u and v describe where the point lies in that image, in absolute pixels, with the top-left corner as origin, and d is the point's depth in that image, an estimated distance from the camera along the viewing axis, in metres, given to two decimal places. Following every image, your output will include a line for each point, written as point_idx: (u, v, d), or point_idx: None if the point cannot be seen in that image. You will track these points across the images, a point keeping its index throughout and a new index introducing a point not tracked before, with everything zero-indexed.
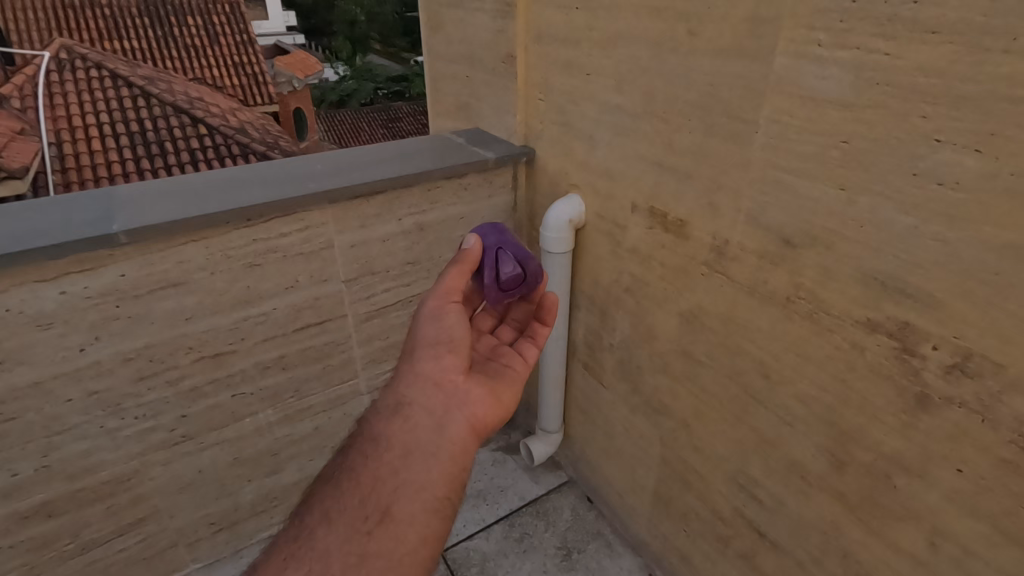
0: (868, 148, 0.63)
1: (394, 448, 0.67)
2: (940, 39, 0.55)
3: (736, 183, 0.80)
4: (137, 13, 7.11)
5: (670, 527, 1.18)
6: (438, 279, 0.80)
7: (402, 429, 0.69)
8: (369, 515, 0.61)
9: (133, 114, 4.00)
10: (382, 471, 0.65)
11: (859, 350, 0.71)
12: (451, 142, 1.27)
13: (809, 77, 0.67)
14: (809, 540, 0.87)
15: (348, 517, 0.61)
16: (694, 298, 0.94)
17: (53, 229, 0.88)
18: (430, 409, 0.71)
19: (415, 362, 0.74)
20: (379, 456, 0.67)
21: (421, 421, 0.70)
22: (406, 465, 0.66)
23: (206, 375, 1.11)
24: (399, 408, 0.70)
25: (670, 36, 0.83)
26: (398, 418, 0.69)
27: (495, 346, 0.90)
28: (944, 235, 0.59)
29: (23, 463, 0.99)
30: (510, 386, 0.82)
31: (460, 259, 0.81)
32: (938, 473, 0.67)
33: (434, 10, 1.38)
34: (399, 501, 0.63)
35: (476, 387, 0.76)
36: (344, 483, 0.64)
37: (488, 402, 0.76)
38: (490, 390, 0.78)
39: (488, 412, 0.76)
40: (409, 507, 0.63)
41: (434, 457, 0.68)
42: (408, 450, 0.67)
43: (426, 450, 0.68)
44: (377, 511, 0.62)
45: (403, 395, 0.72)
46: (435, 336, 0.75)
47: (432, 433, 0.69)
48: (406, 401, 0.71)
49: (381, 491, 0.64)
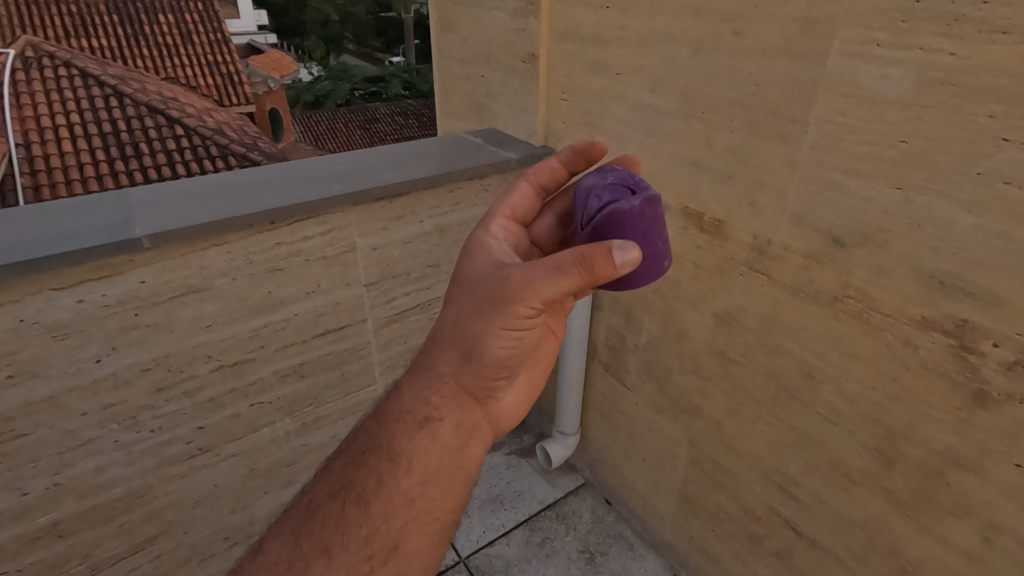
0: (930, 147, 0.63)
1: (413, 474, 0.63)
2: (1011, 39, 0.56)
3: (781, 183, 0.80)
4: (104, 11, 6.89)
5: (698, 528, 1.18)
6: (539, 281, 0.58)
7: (428, 451, 0.64)
8: (375, 553, 0.58)
9: (106, 114, 3.87)
10: (396, 502, 0.61)
11: (913, 348, 0.71)
12: (468, 143, 1.25)
13: (865, 77, 0.67)
14: (852, 537, 0.88)
15: (350, 556, 0.58)
16: (731, 298, 0.94)
17: (68, 236, 0.83)
18: (462, 430, 0.66)
19: (461, 373, 0.66)
20: (396, 482, 0.62)
21: (451, 445, 0.65)
22: (423, 495, 0.62)
23: (226, 385, 1.06)
24: (427, 423, 0.65)
25: (712, 35, 0.83)
26: (425, 436, 0.64)
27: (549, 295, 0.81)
28: (1009, 234, 0.60)
29: (34, 482, 0.94)
30: (544, 374, 0.78)
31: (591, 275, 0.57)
32: (995, 469, 0.68)
33: (446, 8, 1.36)
34: (407, 536, 0.60)
35: (513, 396, 0.72)
36: (350, 510, 0.60)
37: (520, 410, 0.74)
38: (526, 392, 0.75)
39: (514, 422, 0.74)
40: (418, 542, 0.61)
41: (454, 483, 0.65)
42: (429, 477, 0.63)
43: (447, 476, 0.64)
44: (383, 549, 0.59)
45: (437, 408, 0.66)
46: (498, 359, 0.65)
47: (459, 457, 0.66)
48: (437, 417, 0.65)
49: (390, 525, 0.60)
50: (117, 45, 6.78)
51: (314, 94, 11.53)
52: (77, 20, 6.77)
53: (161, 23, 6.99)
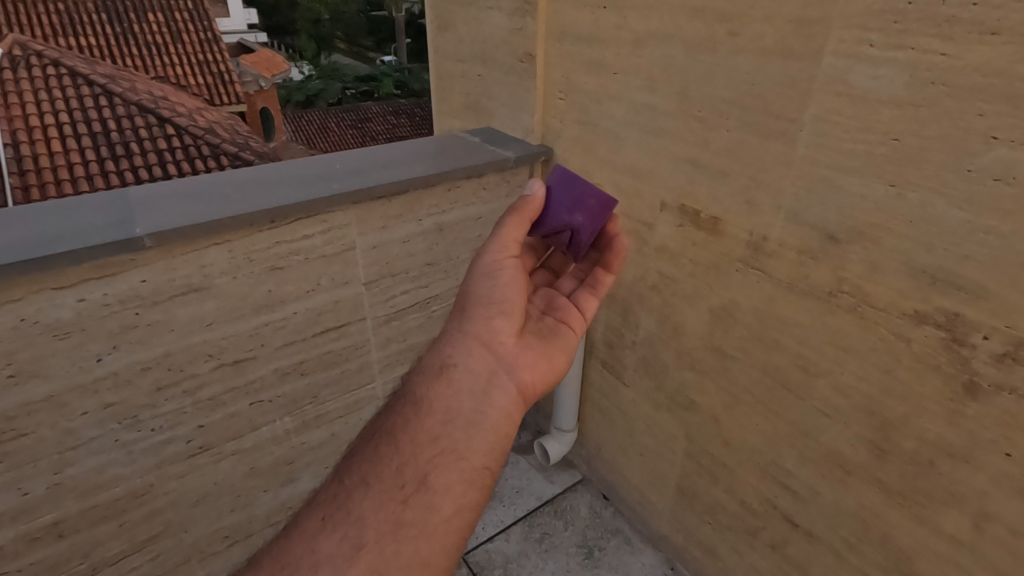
0: (923, 145, 0.65)
1: (435, 414, 0.67)
2: (1001, 40, 0.57)
3: (777, 181, 0.82)
4: (92, 9, 6.82)
5: (695, 521, 1.20)
6: (496, 228, 0.78)
7: (446, 395, 0.68)
8: (406, 483, 0.61)
9: (96, 113, 3.83)
10: (421, 438, 0.65)
11: (906, 341, 0.73)
12: (466, 142, 1.26)
13: (859, 77, 0.69)
14: (847, 527, 0.90)
15: (385, 484, 0.61)
16: (728, 294, 0.95)
17: (69, 235, 0.83)
18: (476, 373, 0.71)
19: (466, 321, 0.74)
20: (420, 421, 0.66)
21: (467, 386, 0.69)
22: (446, 433, 0.66)
23: (226, 383, 1.07)
24: (443, 369, 0.71)
25: (709, 36, 0.84)
26: (442, 381, 0.69)
27: (551, 300, 0.87)
28: (999, 229, 0.61)
29: (34, 481, 0.94)
30: (563, 347, 0.81)
31: (521, 209, 0.80)
32: (986, 459, 0.70)
33: (443, 8, 1.36)
34: (435, 470, 0.63)
35: (528, 352, 0.76)
36: (383, 448, 0.64)
37: (539, 367, 0.76)
38: (542, 355, 0.77)
39: (536, 378, 0.75)
40: (445, 477, 0.63)
41: (477, 426, 0.67)
42: (449, 417, 0.67)
43: (468, 417, 0.68)
44: (413, 480, 0.62)
45: (449, 356, 0.72)
46: (487, 295, 0.75)
47: (477, 399, 0.69)
48: (451, 362, 0.71)
49: (419, 459, 0.63)
50: (106, 44, 6.72)
51: (305, 93, 11.48)
52: (65, 19, 6.70)
53: (150, 22, 6.94)
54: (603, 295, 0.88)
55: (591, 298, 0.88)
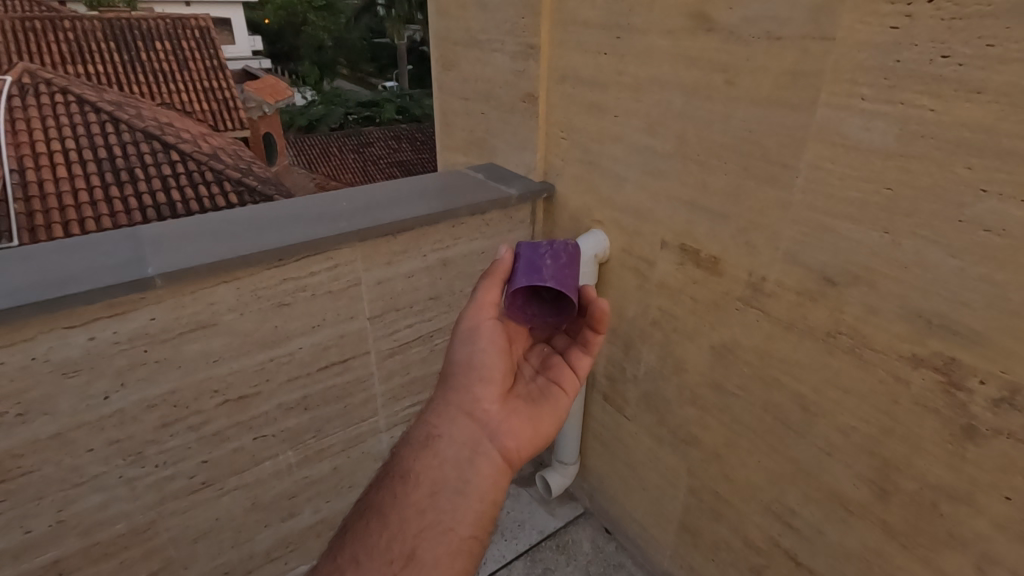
0: (915, 195, 0.67)
1: (422, 487, 0.68)
2: (986, 98, 0.60)
3: (775, 224, 0.84)
4: (102, 37, 6.97)
5: (698, 558, 1.19)
6: (472, 294, 0.81)
7: (431, 466, 0.69)
8: (395, 558, 0.61)
9: (102, 140, 3.88)
10: (408, 513, 0.65)
11: (904, 383, 0.74)
12: (469, 178, 1.29)
13: (852, 128, 0.71)
14: (850, 568, 0.90)
15: (375, 562, 0.60)
16: (728, 332, 0.96)
17: (81, 275, 0.84)
18: (460, 442, 0.71)
19: (448, 391, 0.76)
20: (406, 495, 0.67)
21: (451, 457, 0.70)
22: (433, 505, 0.66)
23: (230, 419, 1.07)
24: (428, 442, 0.71)
25: (706, 84, 0.87)
26: (427, 453, 0.70)
27: (544, 360, 0.89)
28: (991, 277, 0.63)
29: (37, 519, 0.94)
30: (552, 412, 0.82)
31: (493, 274, 0.81)
32: (986, 502, 0.70)
33: (448, 48, 1.41)
34: (423, 543, 0.63)
35: (511, 417, 0.76)
36: (372, 524, 0.64)
37: (524, 432, 0.76)
38: (527, 418, 0.78)
39: (522, 444, 0.75)
40: (433, 550, 0.63)
41: (463, 496, 0.68)
42: (435, 489, 0.67)
43: (454, 488, 0.68)
44: (402, 555, 0.61)
45: (434, 426, 0.73)
46: (468, 362, 0.77)
47: (461, 469, 0.70)
48: (436, 433, 0.72)
49: (406, 533, 0.64)
50: (113, 71, 6.83)
51: (307, 118, 11.64)
52: (74, 47, 6.82)
53: (158, 50, 7.07)
54: (593, 352, 0.89)
55: (583, 356, 0.89)
